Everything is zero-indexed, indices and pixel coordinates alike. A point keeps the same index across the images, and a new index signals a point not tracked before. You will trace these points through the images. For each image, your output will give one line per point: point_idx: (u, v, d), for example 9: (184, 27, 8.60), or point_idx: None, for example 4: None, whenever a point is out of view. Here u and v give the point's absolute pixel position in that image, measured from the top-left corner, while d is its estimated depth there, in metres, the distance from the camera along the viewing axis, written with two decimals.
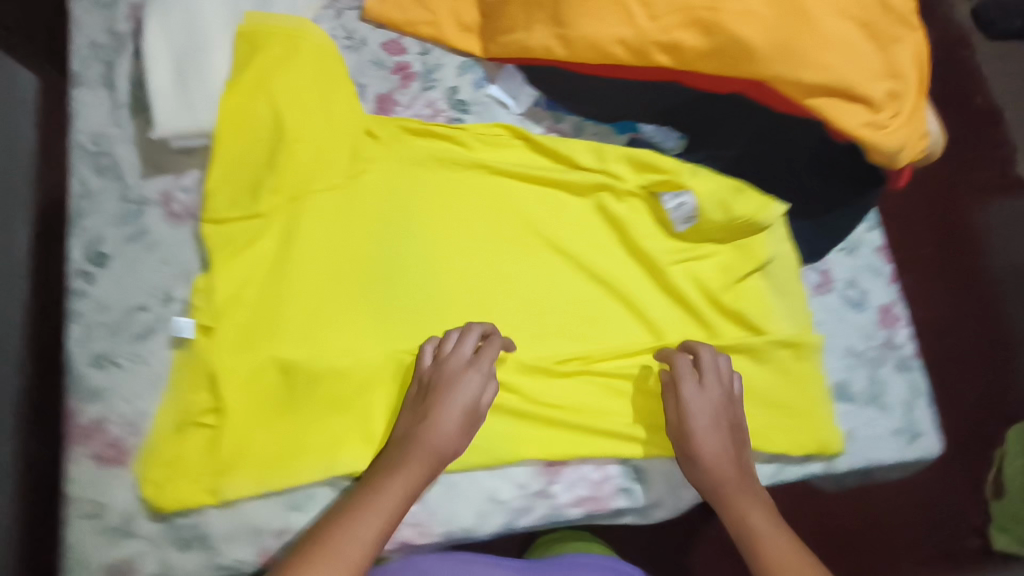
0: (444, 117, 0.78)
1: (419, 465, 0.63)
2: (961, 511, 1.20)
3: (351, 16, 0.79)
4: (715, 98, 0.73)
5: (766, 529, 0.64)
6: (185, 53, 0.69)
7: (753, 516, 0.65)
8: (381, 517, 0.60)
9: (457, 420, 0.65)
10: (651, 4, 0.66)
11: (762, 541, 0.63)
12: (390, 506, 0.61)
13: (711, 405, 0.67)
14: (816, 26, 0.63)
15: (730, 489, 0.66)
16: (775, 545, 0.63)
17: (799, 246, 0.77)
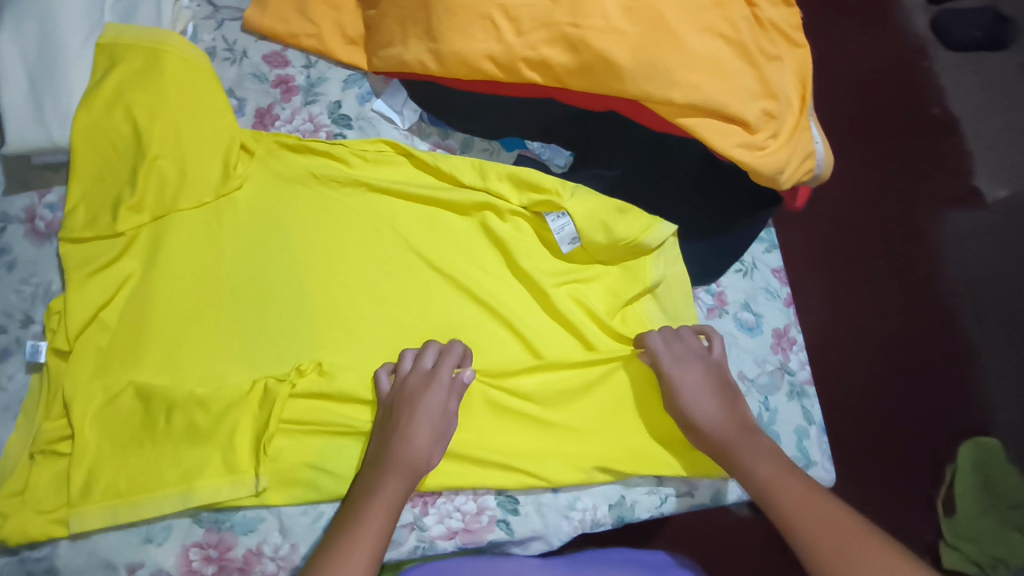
0: (325, 132, 0.76)
1: (401, 478, 0.60)
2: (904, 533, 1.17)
3: (232, 27, 0.78)
4: (595, 116, 0.70)
5: (773, 472, 0.58)
6: (41, 66, 0.67)
7: (761, 465, 0.59)
8: (380, 521, 0.57)
9: (431, 431, 0.63)
10: (518, 19, 0.63)
11: (782, 479, 0.57)
12: (384, 510, 0.58)
13: (693, 382, 0.65)
14: (683, 44, 0.60)
15: (737, 446, 0.61)
16: (781, 482, 0.57)
17: (691, 267, 0.74)
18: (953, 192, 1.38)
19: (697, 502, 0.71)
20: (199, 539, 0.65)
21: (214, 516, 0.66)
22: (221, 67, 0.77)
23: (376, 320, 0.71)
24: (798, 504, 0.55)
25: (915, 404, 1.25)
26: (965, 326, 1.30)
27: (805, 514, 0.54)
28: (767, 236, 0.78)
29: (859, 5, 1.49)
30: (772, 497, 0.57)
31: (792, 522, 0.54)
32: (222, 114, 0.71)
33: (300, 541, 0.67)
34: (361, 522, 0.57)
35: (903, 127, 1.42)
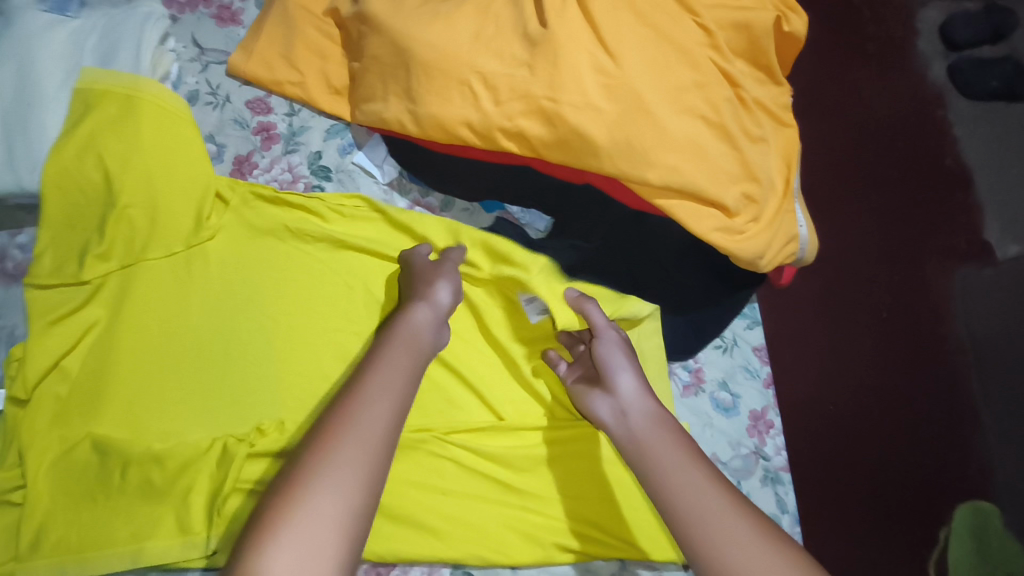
0: (303, 183, 0.75)
1: (408, 353, 0.57)
2: None
3: (216, 71, 0.77)
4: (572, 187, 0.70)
5: (664, 445, 0.53)
6: (15, 110, 0.67)
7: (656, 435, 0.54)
8: (407, 357, 0.56)
9: (440, 287, 0.64)
10: (495, 87, 0.62)
11: (670, 455, 0.52)
12: (394, 386, 0.53)
13: (618, 350, 0.61)
14: (662, 123, 0.59)
15: (633, 426, 0.55)
16: (670, 465, 0.51)
17: (669, 341, 0.71)
18: (963, 247, 1.35)
19: None
20: None
21: None
22: (202, 111, 0.76)
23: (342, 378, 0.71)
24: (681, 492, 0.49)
25: (914, 465, 1.21)
26: (969, 386, 1.27)
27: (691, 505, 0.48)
28: (749, 310, 0.76)
29: (876, 49, 1.45)
30: (657, 472, 0.51)
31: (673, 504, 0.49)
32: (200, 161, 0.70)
33: None
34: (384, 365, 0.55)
35: (913, 179, 1.38)
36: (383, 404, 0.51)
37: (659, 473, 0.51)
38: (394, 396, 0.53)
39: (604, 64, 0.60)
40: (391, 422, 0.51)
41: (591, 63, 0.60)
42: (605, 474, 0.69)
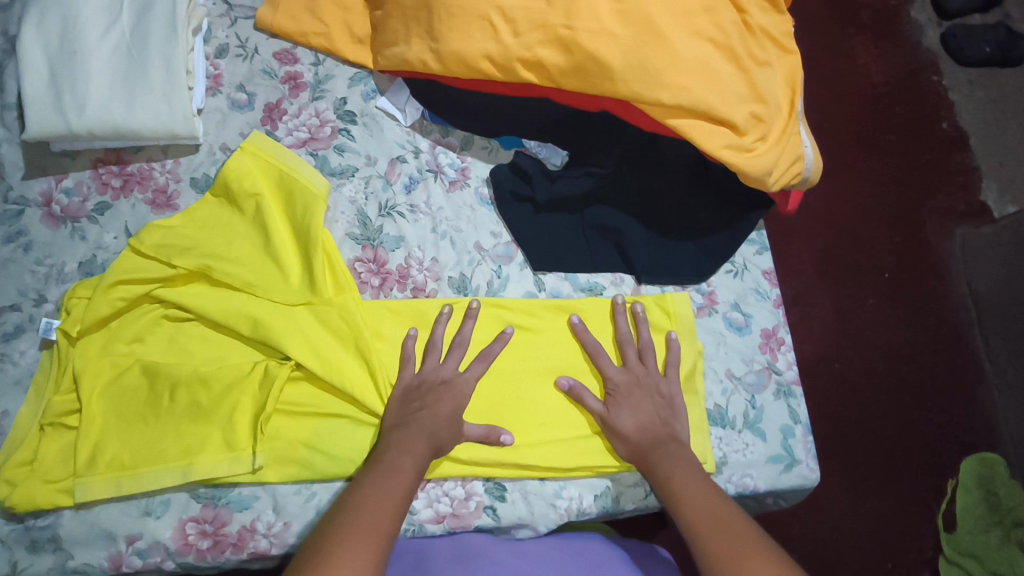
0: (330, 127, 0.78)
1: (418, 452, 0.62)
2: (913, 543, 1.17)
3: (245, 25, 0.81)
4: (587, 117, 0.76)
5: (687, 477, 0.61)
6: (59, 56, 0.70)
7: (678, 470, 0.62)
8: (413, 459, 0.61)
9: (450, 424, 0.65)
10: (515, 21, 0.66)
11: (693, 487, 0.61)
12: (402, 484, 0.59)
13: (634, 381, 0.69)
14: (673, 47, 0.62)
15: (656, 451, 0.64)
16: (691, 486, 0.61)
17: (684, 264, 0.74)
18: (961, 207, 1.38)
19: None
20: (195, 514, 0.67)
21: (211, 492, 0.67)
22: (232, 63, 0.80)
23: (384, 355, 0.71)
24: (702, 506, 0.59)
25: (919, 417, 1.24)
26: (971, 341, 1.30)
27: (707, 515, 0.58)
28: (758, 238, 0.78)
29: (871, 18, 1.48)
30: (673, 494, 0.61)
31: (695, 518, 0.58)
32: (301, 211, 0.73)
33: (292, 520, 0.67)
34: (389, 475, 0.59)
35: (910, 140, 1.41)
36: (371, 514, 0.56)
37: (681, 506, 0.60)
38: (388, 509, 0.57)
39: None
40: (403, 498, 0.58)
41: None
42: None
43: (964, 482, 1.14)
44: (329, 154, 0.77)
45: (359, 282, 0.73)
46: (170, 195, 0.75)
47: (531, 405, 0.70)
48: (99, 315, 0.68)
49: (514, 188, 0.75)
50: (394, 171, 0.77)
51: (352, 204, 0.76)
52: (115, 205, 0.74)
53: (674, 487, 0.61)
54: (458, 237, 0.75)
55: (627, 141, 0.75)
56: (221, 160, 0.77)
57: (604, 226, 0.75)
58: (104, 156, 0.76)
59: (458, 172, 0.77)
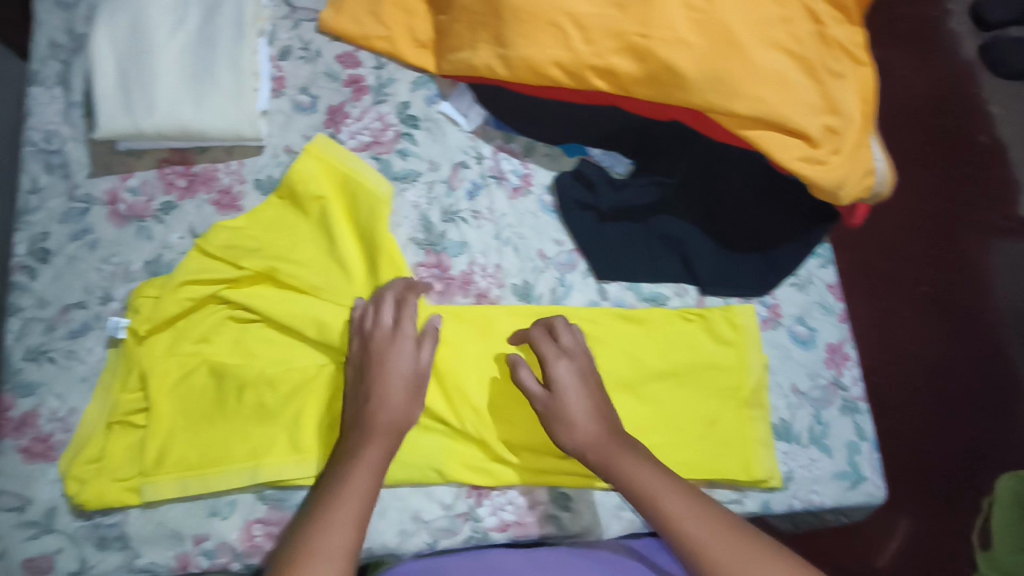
0: (393, 131, 0.78)
1: (378, 449, 0.62)
2: (953, 556, 1.15)
3: (308, 27, 0.81)
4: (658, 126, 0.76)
5: (652, 480, 0.60)
6: (128, 56, 0.70)
7: (641, 473, 0.61)
8: (369, 467, 0.60)
9: (405, 392, 0.65)
10: (587, 28, 0.64)
11: (664, 491, 0.60)
12: (359, 501, 0.58)
13: (571, 378, 0.66)
14: (751, 58, 0.61)
15: (609, 452, 0.63)
16: (663, 487, 0.60)
17: (749, 274, 0.74)
18: (1001, 221, 1.37)
19: (748, 511, 0.69)
20: (262, 515, 0.67)
21: (278, 494, 0.68)
22: (295, 65, 0.79)
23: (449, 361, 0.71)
24: (680, 512, 0.58)
25: (959, 433, 1.23)
26: (1011, 356, 1.29)
27: (689, 523, 0.58)
28: (824, 250, 0.77)
29: (910, 29, 1.47)
30: (641, 501, 0.60)
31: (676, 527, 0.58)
32: (366, 214, 0.73)
33: None
34: (347, 493, 0.58)
35: (953, 151, 1.39)
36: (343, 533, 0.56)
37: (657, 511, 0.59)
38: (353, 524, 0.57)
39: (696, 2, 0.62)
40: (359, 516, 0.58)
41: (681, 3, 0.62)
42: (690, 404, 0.71)
43: (1000, 497, 1.12)
44: (392, 158, 0.77)
45: (422, 287, 0.73)
46: (235, 196, 0.75)
47: (594, 416, 0.70)
48: (170, 314, 0.68)
49: (578, 197, 0.76)
50: (457, 177, 0.77)
51: (415, 209, 0.76)
52: (180, 205, 0.75)
53: (642, 491, 0.60)
54: (521, 244, 0.75)
55: (695, 151, 0.76)
56: (284, 162, 0.76)
57: (669, 237, 0.75)
58: (169, 156, 0.76)
59: (520, 178, 0.77)
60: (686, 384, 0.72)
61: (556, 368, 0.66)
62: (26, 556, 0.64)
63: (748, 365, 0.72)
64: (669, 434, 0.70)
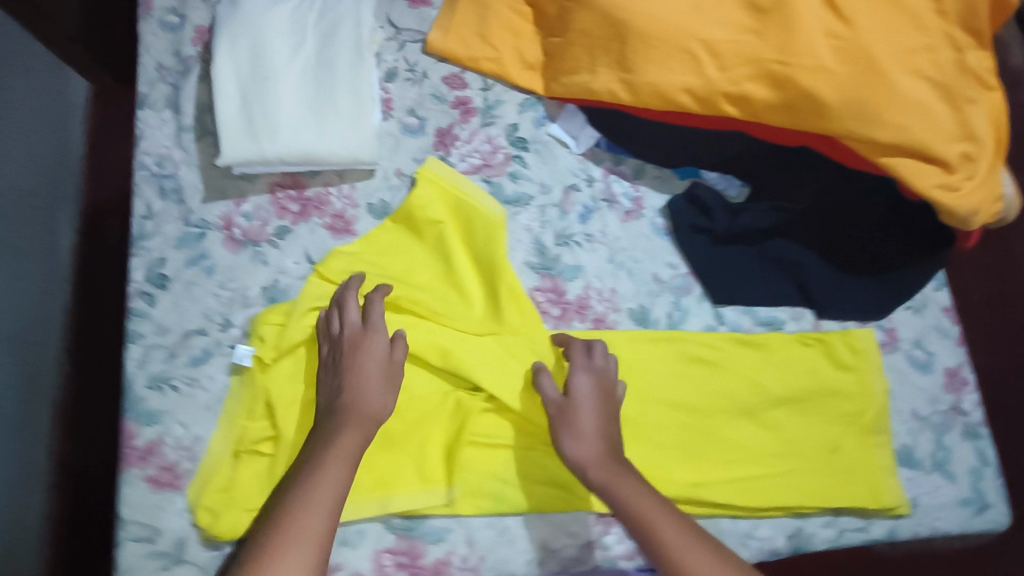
0: (503, 154, 0.77)
1: (349, 445, 0.61)
2: None
3: (413, 49, 0.80)
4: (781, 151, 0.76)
5: (650, 504, 0.60)
6: (251, 81, 0.69)
7: (638, 497, 0.61)
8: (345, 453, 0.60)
9: (375, 383, 0.65)
10: (721, 55, 0.65)
11: (661, 517, 0.59)
12: (328, 499, 0.57)
13: (592, 393, 0.67)
14: (895, 86, 0.61)
15: (608, 473, 0.63)
16: (659, 513, 0.60)
17: (867, 300, 0.74)
18: None
19: (873, 538, 0.69)
20: (390, 545, 0.66)
21: (407, 523, 0.67)
22: (402, 87, 0.79)
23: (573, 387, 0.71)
24: (677, 539, 0.58)
25: None
26: None
27: (689, 553, 0.57)
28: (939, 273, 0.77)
29: None
30: (636, 523, 0.59)
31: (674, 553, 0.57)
32: (482, 240, 0.73)
33: (486, 553, 0.67)
34: (316, 487, 0.57)
35: None
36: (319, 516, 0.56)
37: (650, 534, 0.59)
38: (327, 514, 0.56)
39: (836, 29, 0.63)
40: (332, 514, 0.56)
41: (823, 31, 0.64)
42: (812, 431, 0.71)
43: None
44: (503, 182, 0.76)
45: (540, 311, 0.73)
46: (348, 221, 0.75)
47: (717, 445, 0.70)
48: (298, 343, 0.70)
49: (693, 221, 0.75)
50: (569, 200, 0.76)
51: (528, 232, 0.75)
52: (294, 230, 0.74)
53: (641, 515, 0.60)
54: (636, 268, 0.75)
55: (823, 179, 0.75)
56: (396, 186, 0.76)
57: (785, 261, 0.74)
58: (282, 180, 0.76)
59: (632, 202, 0.77)
60: (809, 410, 0.71)
61: (577, 382, 0.67)
62: None
63: (870, 392, 0.71)
64: (795, 461, 0.70)
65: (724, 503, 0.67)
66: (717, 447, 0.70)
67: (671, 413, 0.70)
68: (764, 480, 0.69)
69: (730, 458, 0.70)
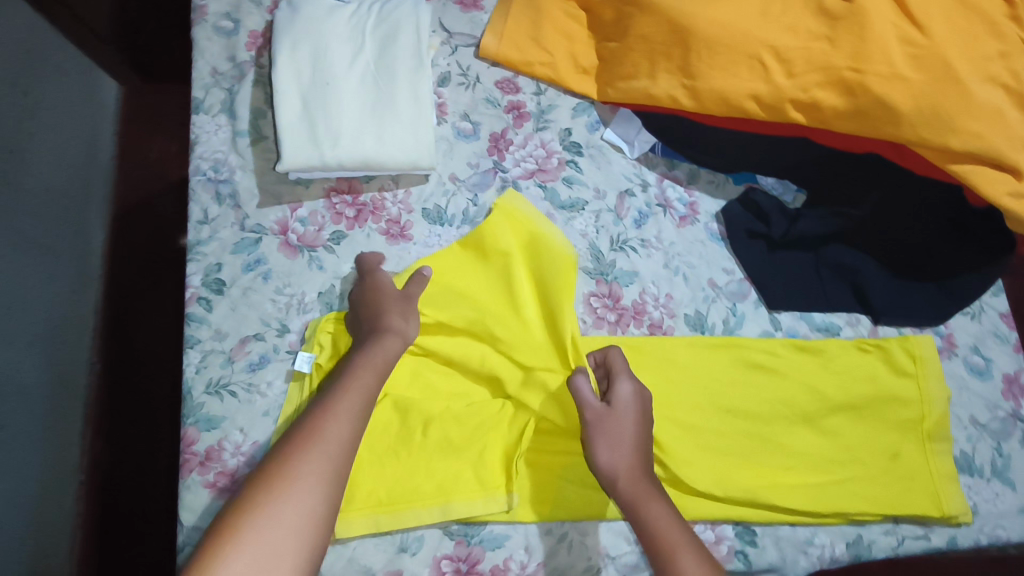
0: (557, 158, 0.78)
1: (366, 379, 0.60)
2: None
3: (466, 53, 0.81)
4: (843, 156, 0.76)
5: (674, 534, 0.58)
6: (312, 86, 0.70)
7: (664, 521, 0.59)
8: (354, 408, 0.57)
9: (393, 313, 0.66)
10: (790, 61, 0.66)
11: (683, 546, 0.57)
12: (339, 442, 0.54)
13: (633, 401, 0.65)
14: (968, 91, 0.61)
15: (637, 492, 0.61)
16: (681, 541, 0.57)
17: (924, 307, 0.74)
18: None
19: (933, 546, 0.69)
20: (449, 551, 0.66)
21: (464, 529, 0.66)
22: (456, 92, 0.79)
23: None
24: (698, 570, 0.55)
25: None
26: None
27: None
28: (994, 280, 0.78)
29: None
30: (659, 548, 0.57)
31: None
32: (547, 266, 0.72)
33: (545, 560, 0.66)
34: (328, 427, 0.55)
35: None
36: (336, 454, 0.53)
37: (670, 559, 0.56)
38: (337, 452, 0.53)
39: (912, 37, 0.64)
40: (341, 459, 0.54)
41: (897, 36, 0.64)
42: (870, 436, 0.71)
43: None
44: (558, 187, 0.77)
45: (595, 317, 0.73)
46: (403, 226, 0.75)
47: (774, 450, 0.70)
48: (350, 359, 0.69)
49: (749, 226, 0.76)
50: (623, 205, 0.76)
51: (583, 238, 0.75)
52: (350, 234, 0.74)
53: (665, 542, 0.57)
54: (691, 273, 0.75)
55: (886, 185, 0.75)
56: (451, 191, 0.76)
57: (843, 266, 0.74)
58: (337, 185, 0.76)
59: (687, 207, 0.77)
60: (867, 415, 0.71)
61: (621, 389, 0.66)
62: None
63: (929, 399, 0.71)
64: (855, 468, 0.70)
65: (784, 507, 0.67)
66: (777, 452, 0.70)
67: (730, 419, 0.70)
68: (826, 487, 0.68)
69: (790, 464, 0.69)
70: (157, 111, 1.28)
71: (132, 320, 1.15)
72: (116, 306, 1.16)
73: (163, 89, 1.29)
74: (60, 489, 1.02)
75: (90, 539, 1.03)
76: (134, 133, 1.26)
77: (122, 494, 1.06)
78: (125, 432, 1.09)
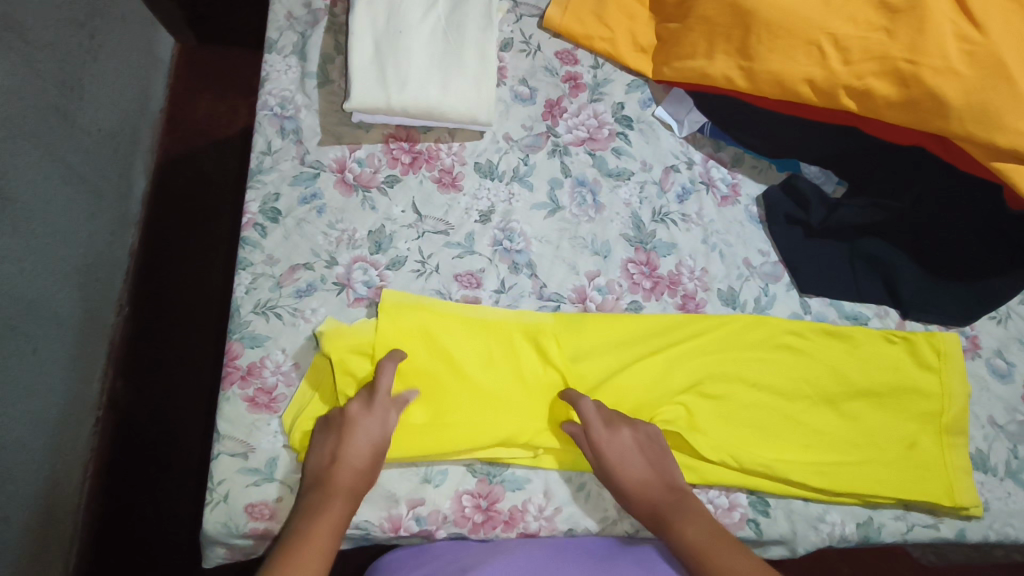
0: (608, 129, 0.80)
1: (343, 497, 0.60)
2: None
3: (530, 22, 0.83)
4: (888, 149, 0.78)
5: (702, 539, 0.61)
6: (385, 33, 0.73)
7: (693, 531, 0.61)
8: (336, 513, 0.59)
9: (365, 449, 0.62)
10: (847, 49, 0.71)
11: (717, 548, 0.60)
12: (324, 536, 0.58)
13: (625, 441, 0.65)
14: (1019, 90, 0.64)
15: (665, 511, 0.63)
16: (709, 547, 0.60)
17: (953, 307, 0.76)
18: None
19: (942, 536, 0.71)
20: (471, 487, 0.67)
21: (487, 469, 0.68)
22: (517, 57, 0.82)
23: (663, 359, 0.71)
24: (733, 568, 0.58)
25: None
26: None
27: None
28: None
29: None
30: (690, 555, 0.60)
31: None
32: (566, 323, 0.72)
33: (562, 505, 0.68)
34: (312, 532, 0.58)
35: None
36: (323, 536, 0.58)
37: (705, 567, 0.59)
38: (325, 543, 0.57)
39: (969, 34, 0.67)
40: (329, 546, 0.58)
41: (954, 33, 0.67)
42: (888, 424, 0.73)
43: None
44: (607, 156, 0.79)
45: (632, 282, 0.75)
46: (455, 176, 0.77)
47: (794, 428, 0.71)
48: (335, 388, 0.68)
49: (787, 210, 0.78)
50: (668, 179, 0.79)
51: (627, 206, 0.78)
52: (404, 179, 0.76)
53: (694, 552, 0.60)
54: (728, 251, 0.77)
55: (926, 177, 0.77)
56: (503, 149, 0.78)
57: (878, 260, 0.77)
58: (395, 132, 0.78)
59: (729, 187, 0.80)
60: (886, 402, 0.73)
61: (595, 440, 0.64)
62: (247, 501, 0.64)
63: (949, 393, 0.73)
64: (872, 455, 0.71)
65: (800, 482, 0.68)
66: (798, 429, 0.71)
67: (754, 394, 0.72)
68: (842, 467, 0.70)
69: (809, 442, 0.71)
70: (210, 66, 1.31)
71: (164, 268, 1.18)
72: (149, 251, 1.18)
73: (213, 43, 1.33)
74: (80, 421, 1.02)
75: (98, 476, 1.05)
76: (185, 87, 1.29)
77: (138, 432, 1.08)
78: (144, 374, 1.11)
